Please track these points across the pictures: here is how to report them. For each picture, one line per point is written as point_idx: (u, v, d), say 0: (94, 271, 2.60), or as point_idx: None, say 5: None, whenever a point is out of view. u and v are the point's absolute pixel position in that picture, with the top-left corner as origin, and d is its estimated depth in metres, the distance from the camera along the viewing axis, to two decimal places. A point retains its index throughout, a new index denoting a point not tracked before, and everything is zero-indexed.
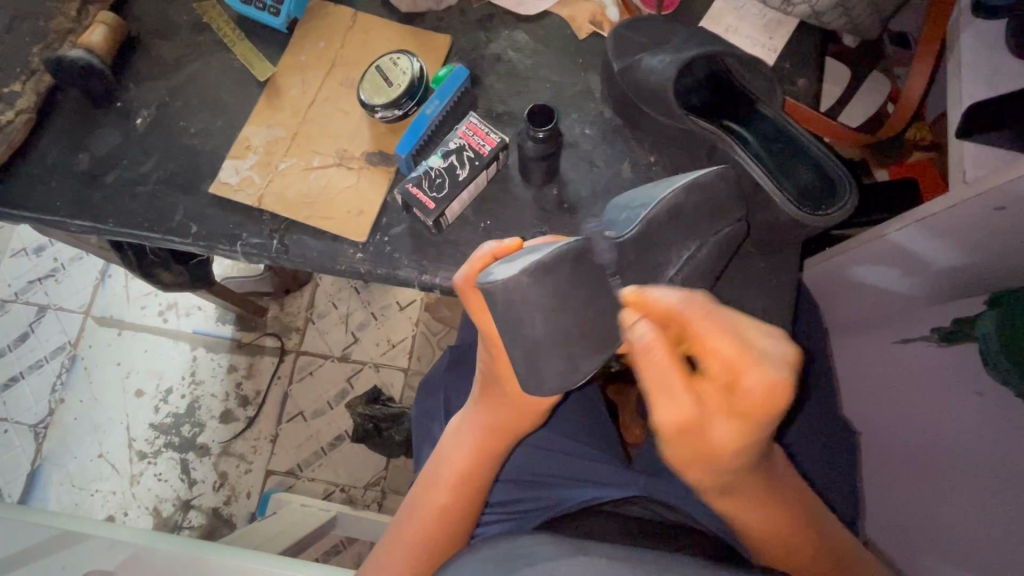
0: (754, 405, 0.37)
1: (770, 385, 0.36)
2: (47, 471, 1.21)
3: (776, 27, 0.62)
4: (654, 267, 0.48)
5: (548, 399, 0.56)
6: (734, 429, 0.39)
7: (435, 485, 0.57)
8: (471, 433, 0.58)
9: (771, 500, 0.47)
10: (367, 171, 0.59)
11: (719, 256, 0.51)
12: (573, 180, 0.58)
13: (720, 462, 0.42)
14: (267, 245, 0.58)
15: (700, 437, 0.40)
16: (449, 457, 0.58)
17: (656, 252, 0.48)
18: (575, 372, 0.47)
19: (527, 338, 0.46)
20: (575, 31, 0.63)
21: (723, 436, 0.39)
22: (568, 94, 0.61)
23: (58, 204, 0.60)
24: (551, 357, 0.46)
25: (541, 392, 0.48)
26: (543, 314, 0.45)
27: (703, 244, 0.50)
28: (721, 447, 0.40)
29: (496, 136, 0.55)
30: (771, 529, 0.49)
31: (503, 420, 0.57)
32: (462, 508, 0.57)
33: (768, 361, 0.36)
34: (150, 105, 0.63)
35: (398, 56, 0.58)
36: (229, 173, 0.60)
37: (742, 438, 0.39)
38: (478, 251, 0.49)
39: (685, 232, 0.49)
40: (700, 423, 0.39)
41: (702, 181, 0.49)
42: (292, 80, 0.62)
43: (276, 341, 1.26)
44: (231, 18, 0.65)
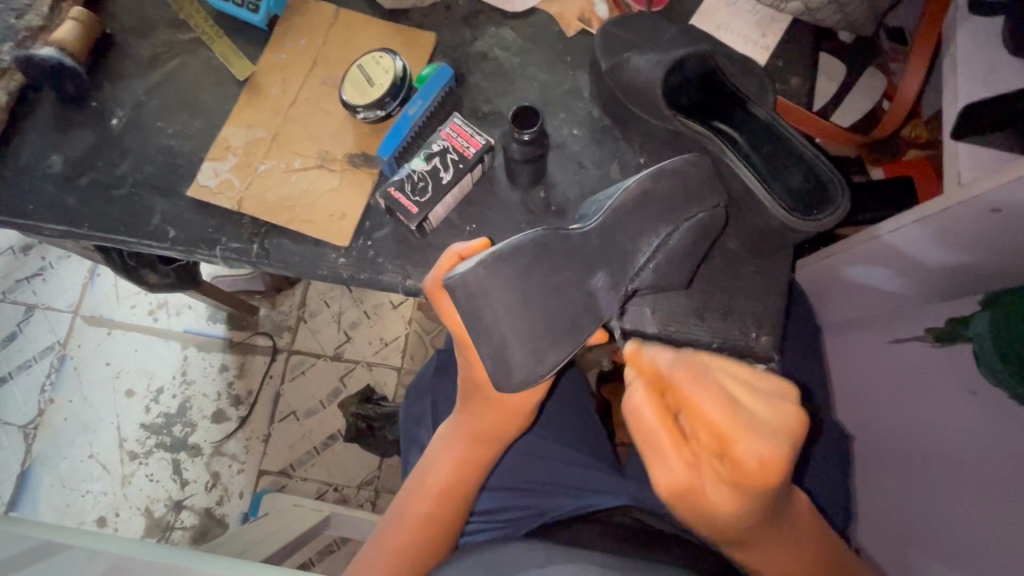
0: (743, 467, 0.38)
1: (757, 452, 0.37)
2: (37, 472, 1.19)
3: (768, 24, 0.60)
4: (630, 260, 0.47)
5: (535, 400, 0.56)
6: (728, 491, 0.39)
7: (421, 493, 0.57)
8: (459, 441, 0.58)
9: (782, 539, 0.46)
10: (350, 172, 0.58)
11: (696, 247, 0.50)
12: (560, 182, 0.57)
13: (718, 521, 0.42)
14: (247, 249, 0.57)
15: (696, 493, 0.40)
16: (436, 466, 0.58)
17: (628, 243, 0.47)
18: (550, 366, 0.46)
19: (493, 337, 0.46)
20: (563, 28, 0.61)
21: (713, 487, 0.39)
22: (555, 94, 0.60)
23: (33, 207, 0.58)
24: (532, 357, 0.46)
25: (520, 388, 0.47)
26: (525, 319, 0.45)
27: (674, 230, 0.48)
28: (716, 507, 0.40)
29: (481, 137, 0.54)
30: (766, 564, 0.47)
31: (487, 426, 0.58)
32: (448, 517, 0.57)
33: (756, 432, 0.38)
34: (126, 104, 0.61)
35: (380, 55, 0.57)
36: (207, 175, 0.58)
37: (731, 500, 0.39)
38: (446, 251, 0.50)
39: (651, 221, 0.48)
40: (691, 480, 0.39)
41: (671, 167, 0.49)
42: (272, 79, 0.61)
43: (267, 340, 1.24)
44: (210, 15, 0.63)
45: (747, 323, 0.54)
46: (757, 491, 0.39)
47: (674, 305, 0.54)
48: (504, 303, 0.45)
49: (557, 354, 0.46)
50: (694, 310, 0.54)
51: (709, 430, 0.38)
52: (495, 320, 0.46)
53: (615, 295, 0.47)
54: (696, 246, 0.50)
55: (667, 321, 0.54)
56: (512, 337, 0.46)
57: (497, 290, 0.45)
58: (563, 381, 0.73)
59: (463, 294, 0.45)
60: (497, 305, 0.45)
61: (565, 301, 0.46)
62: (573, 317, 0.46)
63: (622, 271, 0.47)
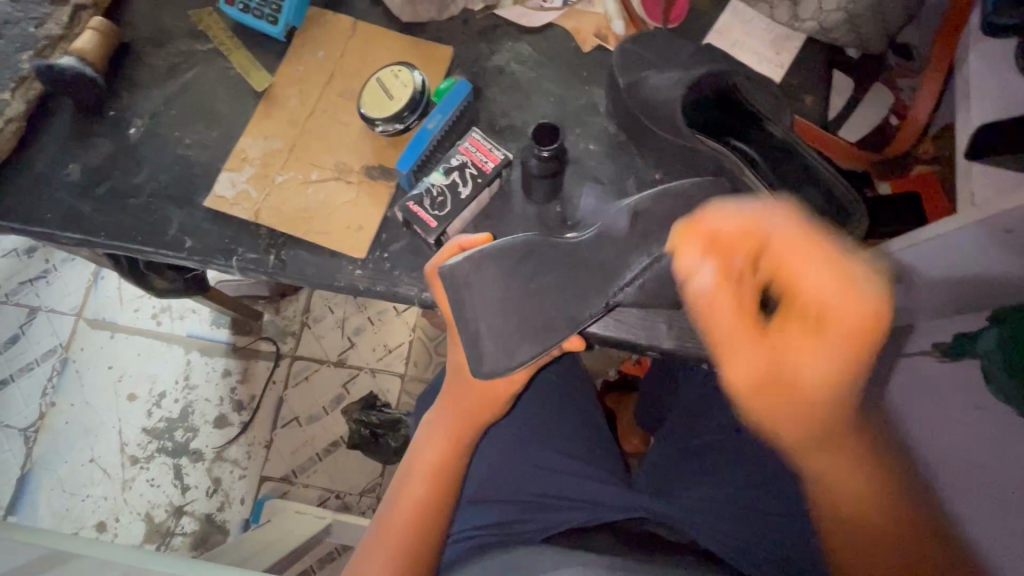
0: (848, 335, 0.37)
1: (860, 311, 0.37)
2: (38, 476, 1.19)
3: (783, 42, 0.61)
4: (616, 275, 0.49)
5: (513, 385, 0.59)
6: (830, 387, 0.39)
7: (412, 473, 0.60)
8: (444, 423, 0.61)
9: (845, 447, 0.46)
10: (367, 185, 0.58)
11: (691, 269, 0.50)
12: (576, 197, 0.57)
13: (807, 407, 0.41)
14: (263, 260, 0.57)
15: (788, 386, 0.40)
16: (426, 447, 0.61)
17: (618, 258, 0.49)
18: (518, 358, 0.51)
19: (469, 326, 0.51)
20: (579, 44, 0.61)
21: (816, 378, 0.39)
22: (571, 109, 0.60)
23: (50, 215, 0.58)
24: (503, 349, 0.51)
25: (487, 374, 0.52)
26: (501, 311, 0.50)
27: (667, 251, 0.48)
28: (811, 394, 0.40)
29: (499, 152, 0.54)
30: (826, 461, 0.47)
31: (470, 408, 0.61)
32: (442, 494, 0.58)
33: (862, 287, 0.37)
34: (143, 114, 0.61)
35: (399, 68, 0.57)
36: (225, 186, 0.58)
37: (839, 365, 0.38)
38: (448, 242, 0.53)
39: (642, 238, 0.48)
40: (788, 372, 0.40)
41: (675, 188, 0.49)
42: (290, 90, 0.61)
43: (271, 345, 1.24)
44: (228, 26, 0.63)
45: None
46: (846, 362, 0.38)
47: (690, 322, 0.54)
48: (484, 296, 0.50)
49: (527, 349, 0.50)
50: None
51: (811, 296, 0.38)
52: (473, 312, 0.50)
53: (594, 308, 0.49)
54: None
55: (683, 337, 0.54)
56: (486, 330, 0.50)
57: (480, 283, 0.49)
58: (573, 393, 0.73)
59: (448, 282, 0.50)
60: (477, 299, 0.50)
61: (546, 302, 0.49)
62: (547, 320, 0.49)
63: (609, 284, 0.49)
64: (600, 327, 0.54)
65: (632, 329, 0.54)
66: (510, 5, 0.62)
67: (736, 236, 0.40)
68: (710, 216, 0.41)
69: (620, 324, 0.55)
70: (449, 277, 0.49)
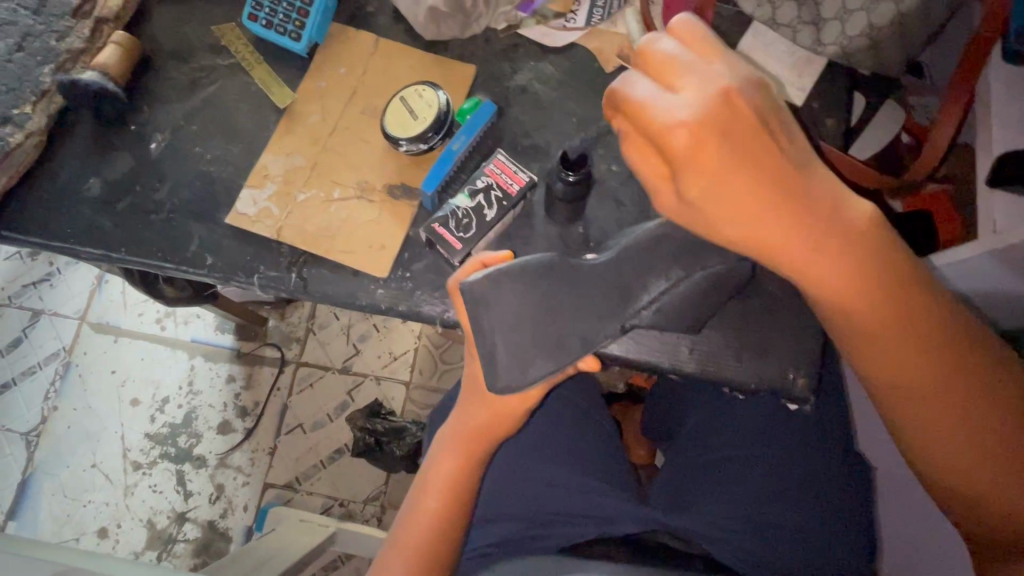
0: (691, 149, 0.34)
1: (679, 126, 0.34)
2: (39, 482, 1.18)
3: (805, 65, 0.61)
4: (633, 298, 0.43)
5: (532, 400, 0.52)
6: (739, 199, 0.35)
7: (427, 488, 0.54)
8: (457, 440, 0.55)
9: (938, 366, 0.43)
10: (389, 204, 0.58)
11: (709, 295, 0.45)
12: (598, 218, 0.57)
13: (757, 232, 0.36)
14: (285, 278, 0.57)
15: (780, 250, 0.36)
16: (439, 462, 0.55)
17: (638, 280, 0.43)
18: (532, 378, 0.44)
19: (484, 341, 0.44)
20: (601, 64, 0.62)
21: (714, 194, 0.35)
22: (593, 130, 0.60)
23: (69, 230, 0.58)
24: (518, 367, 0.44)
25: (500, 393, 0.45)
26: (518, 325, 0.43)
27: (687, 277, 0.42)
28: (812, 263, 0.37)
29: (524, 175, 0.55)
30: (920, 390, 0.44)
31: (483, 424, 0.54)
32: (455, 515, 0.53)
33: (713, 137, 0.34)
34: (164, 128, 0.61)
35: (423, 88, 0.57)
36: (246, 203, 0.58)
37: (729, 188, 0.35)
38: (471, 257, 0.49)
39: (662, 262, 0.42)
40: (711, 203, 0.35)
41: None
42: (312, 107, 0.61)
43: (276, 351, 1.24)
44: (250, 41, 0.63)
45: (784, 364, 0.54)
46: (832, 216, 0.36)
47: (710, 343, 0.54)
48: (503, 311, 0.43)
49: (543, 368, 0.43)
50: (732, 349, 0.54)
51: (671, 155, 0.35)
52: (486, 329, 0.44)
53: (609, 330, 0.43)
54: (712, 295, 0.45)
55: (706, 361, 0.54)
56: (501, 346, 0.44)
57: (499, 299, 0.43)
58: (588, 410, 0.73)
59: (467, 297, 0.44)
60: (492, 315, 0.43)
61: (561, 319, 0.43)
62: (561, 338, 0.43)
63: (622, 307, 0.43)
64: (620, 349, 0.53)
65: (656, 352, 0.54)
66: (533, 24, 0.62)
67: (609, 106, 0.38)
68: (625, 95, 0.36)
69: (642, 346, 0.54)
70: (467, 292, 0.43)
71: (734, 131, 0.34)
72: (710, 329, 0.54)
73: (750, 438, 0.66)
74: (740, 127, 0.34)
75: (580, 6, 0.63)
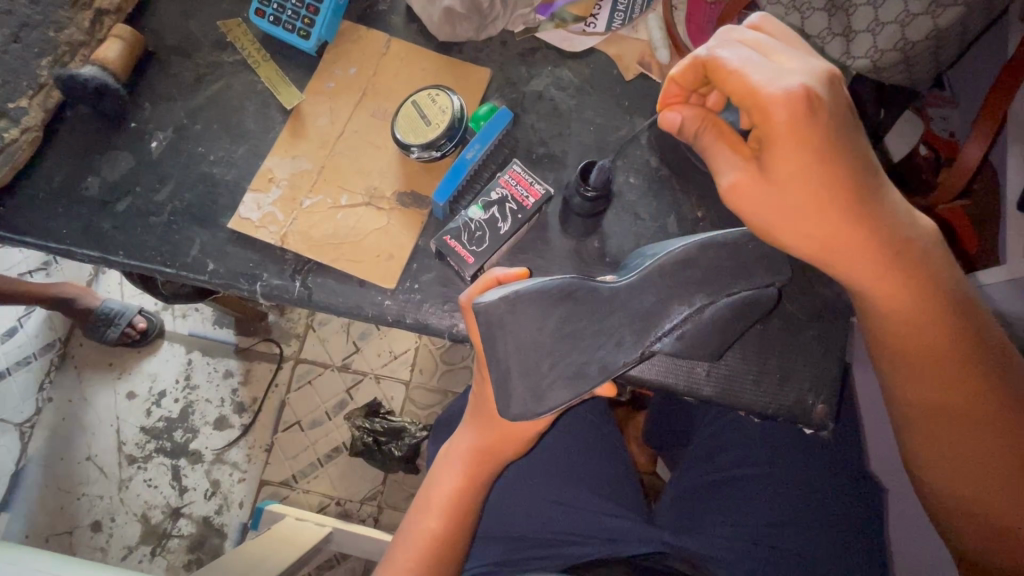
0: (791, 122, 0.35)
1: (788, 98, 0.35)
2: (32, 473, 1.16)
3: None
4: (653, 324, 0.41)
5: (540, 424, 0.50)
6: (813, 181, 0.37)
7: (427, 509, 0.52)
8: (462, 457, 0.53)
9: (975, 384, 0.44)
10: (399, 212, 0.56)
11: (734, 323, 0.43)
12: (615, 233, 0.55)
13: (817, 218, 0.38)
14: (289, 287, 0.55)
15: (830, 241, 0.39)
16: (440, 480, 0.53)
17: (658, 306, 0.41)
18: (547, 406, 0.42)
19: (498, 366, 0.42)
20: (621, 71, 0.59)
21: (793, 170, 0.37)
22: (612, 140, 0.58)
23: (66, 231, 0.56)
24: (533, 395, 0.42)
25: (514, 420, 0.43)
26: (533, 350, 0.41)
27: (712, 303, 0.41)
28: (857, 256, 0.40)
29: (540, 187, 0.53)
30: (945, 403, 0.45)
31: (493, 444, 0.52)
32: (455, 536, 0.51)
33: (808, 111, 0.35)
34: (166, 127, 0.59)
35: (437, 93, 0.55)
36: (250, 208, 0.56)
37: (807, 169, 0.37)
38: (485, 273, 0.47)
39: (685, 289, 0.41)
40: (785, 182, 0.38)
41: (725, 239, 0.42)
42: (320, 109, 0.58)
43: (275, 348, 1.21)
44: (257, 38, 0.60)
45: (802, 389, 0.52)
46: (892, 220, 0.39)
47: (730, 366, 0.52)
48: (519, 336, 0.41)
49: (559, 395, 0.42)
50: (751, 372, 0.52)
51: (764, 124, 0.36)
52: (502, 353, 0.41)
53: (630, 355, 0.41)
54: (736, 323, 0.43)
55: (723, 383, 0.52)
56: (516, 371, 0.42)
57: (517, 324, 0.41)
58: (596, 424, 0.72)
59: (482, 318, 0.41)
60: (509, 339, 0.41)
61: (581, 345, 0.41)
62: (580, 364, 0.41)
63: (644, 332, 0.41)
64: (636, 370, 0.51)
65: (672, 373, 0.52)
66: (551, 28, 0.60)
67: (690, 77, 0.41)
68: (717, 69, 0.38)
69: (657, 368, 0.51)
70: (482, 314, 0.41)
71: (833, 115, 0.36)
72: (729, 352, 0.52)
73: (766, 454, 0.65)
74: (838, 112, 0.36)
75: (601, 11, 0.60)
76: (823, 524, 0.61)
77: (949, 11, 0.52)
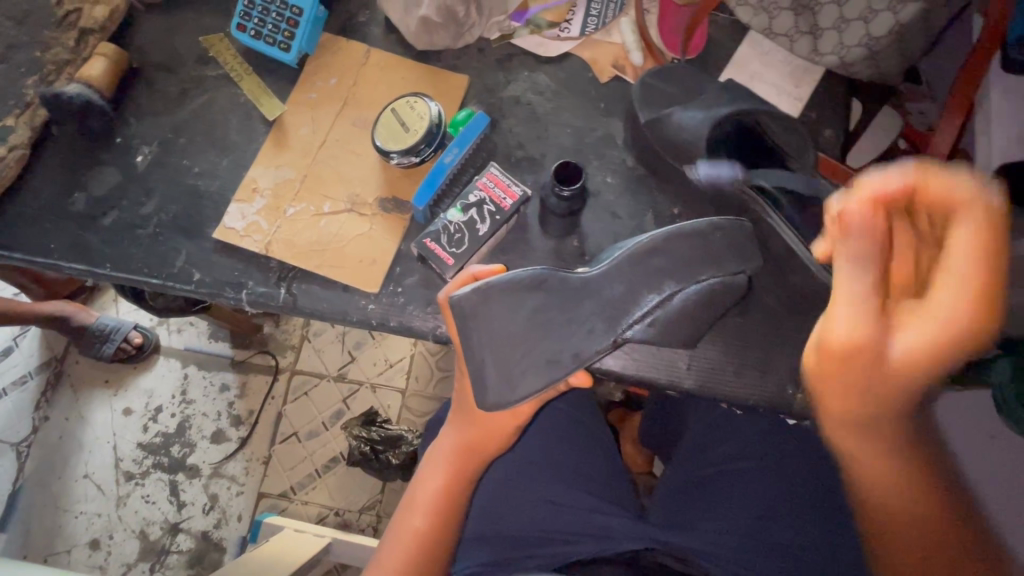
0: (992, 287, 0.31)
1: (992, 256, 0.31)
2: (29, 493, 1.16)
3: (802, 74, 0.60)
4: (623, 312, 0.42)
5: (521, 418, 0.51)
6: (948, 352, 0.33)
7: (413, 507, 0.53)
8: (445, 453, 0.54)
9: (905, 483, 0.44)
10: (381, 218, 0.57)
11: (707, 310, 0.43)
12: (594, 232, 0.56)
13: (885, 384, 0.35)
14: (274, 294, 0.56)
15: (888, 377, 0.35)
16: (425, 478, 0.54)
17: (628, 295, 0.42)
18: (522, 395, 0.43)
19: (473, 357, 0.43)
20: (596, 74, 0.61)
21: (969, 332, 0.32)
22: (589, 141, 0.59)
23: (54, 246, 0.57)
24: (507, 384, 0.43)
25: (491, 409, 0.43)
26: (505, 340, 0.42)
27: (681, 290, 0.42)
28: (878, 396, 0.37)
29: (518, 188, 0.54)
30: (894, 505, 0.45)
31: (476, 439, 0.53)
32: (441, 534, 0.52)
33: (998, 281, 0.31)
34: (152, 141, 0.60)
35: (414, 100, 0.56)
36: (234, 218, 0.57)
37: (957, 348, 0.32)
38: (462, 271, 0.48)
39: (654, 277, 0.42)
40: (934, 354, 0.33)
41: (692, 227, 0.43)
42: (302, 120, 0.60)
43: (270, 360, 1.21)
44: (239, 52, 0.62)
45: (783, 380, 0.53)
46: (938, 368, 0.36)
47: (711, 359, 0.53)
48: (491, 327, 0.42)
49: (533, 383, 0.42)
50: (732, 363, 0.53)
51: (937, 311, 0.32)
52: (473, 347, 0.43)
53: (602, 343, 0.42)
54: (708, 312, 0.44)
55: (704, 376, 0.52)
56: (491, 361, 0.43)
57: (489, 314, 0.42)
58: (585, 424, 0.72)
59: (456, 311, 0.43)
60: (480, 333, 0.43)
61: (550, 334, 0.42)
62: (553, 353, 0.42)
63: (615, 320, 0.42)
64: (617, 365, 0.52)
65: (653, 368, 0.52)
66: (527, 34, 0.61)
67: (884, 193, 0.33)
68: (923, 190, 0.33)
69: (637, 362, 0.52)
70: (455, 306, 0.42)
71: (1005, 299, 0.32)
72: (708, 344, 0.53)
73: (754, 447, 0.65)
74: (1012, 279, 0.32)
75: (574, 16, 0.62)
76: (813, 515, 0.61)
77: (910, 7, 0.53)
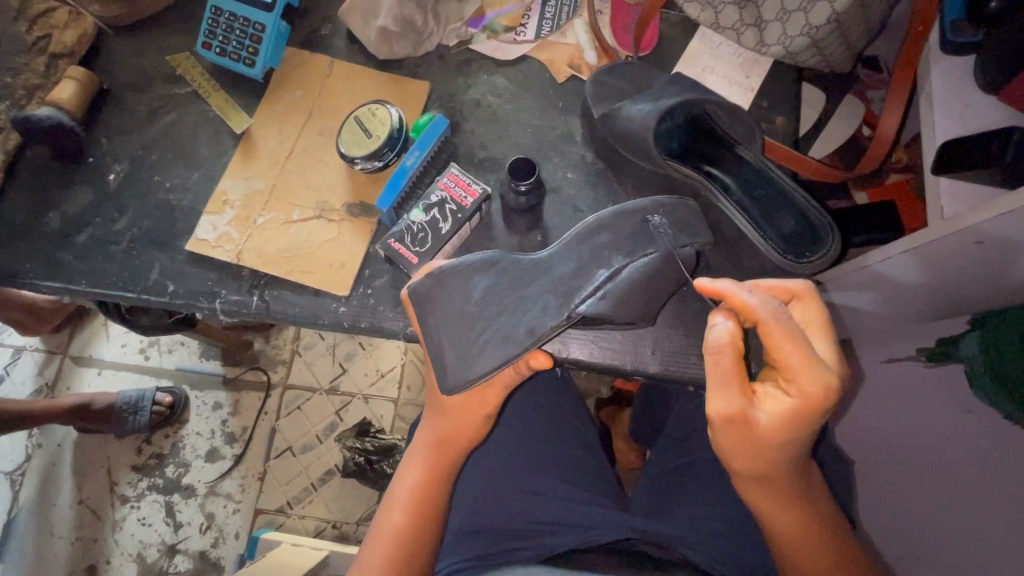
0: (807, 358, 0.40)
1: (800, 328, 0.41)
2: (23, 521, 1.16)
3: (751, 66, 0.62)
4: (576, 289, 0.44)
5: (491, 407, 0.52)
6: (805, 415, 0.41)
7: (392, 505, 0.54)
8: (422, 448, 0.55)
9: (816, 533, 0.48)
10: (349, 223, 0.58)
11: (657, 284, 0.46)
12: (558, 226, 0.58)
13: (764, 451, 0.42)
14: (247, 302, 0.57)
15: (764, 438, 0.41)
16: (402, 476, 0.55)
17: (579, 275, 0.45)
18: (477, 371, 0.45)
19: (432, 339, 0.47)
20: (553, 75, 0.62)
21: (813, 389, 0.40)
22: (549, 139, 0.61)
23: (30, 266, 0.58)
24: (464, 361, 0.46)
25: (452, 391, 0.46)
26: (460, 319, 0.46)
27: (630, 263, 0.45)
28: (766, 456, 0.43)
29: (478, 187, 0.55)
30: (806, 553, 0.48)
31: (449, 431, 0.54)
32: (420, 530, 0.53)
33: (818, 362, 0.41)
34: (123, 159, 0.61)
35: (375, 106, 0.58)
36: (206, 229, 0.58)
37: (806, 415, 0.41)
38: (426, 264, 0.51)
39: (602, 255, 0.45)
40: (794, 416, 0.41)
41: (634, 206, 0.46)
42: (268, 131, 0.61)
43: (261, 375, 1.22)
44: (206, 69, 0.63)
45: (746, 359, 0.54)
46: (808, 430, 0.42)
47: (674, 344, 0.54)
48: (448, 308, 0.46)
49: (489, 360, 0.45)
50: (696, 346, 0.54)
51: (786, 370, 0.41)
52: (435, 328, 0.47)
53: (556, 320, 0.44)
54: (658, 286, 0.46)
55: (669, 361, 0.54)
56: (448, 341, 0.46)
57: (444, 296, 0.46)
58: (565, 417, 0.73)
59: (417, 298, 0.48)
60: (440, 316, 0.47)
61: (504, 311, 0.45)
62: (509, 329, 0.45)
63: (567, 297, 0.44)
64: (584, 354, 0.54)
65: (619, 354, 0.54)
66: (484, 39, 0.63)
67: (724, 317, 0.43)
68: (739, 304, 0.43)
69: (604, 350, 0.54)
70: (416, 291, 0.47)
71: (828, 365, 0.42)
72: (670, 329, 0.54)
73: None
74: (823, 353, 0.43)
75: (530, 20, 0.64)
76: None
77: None
